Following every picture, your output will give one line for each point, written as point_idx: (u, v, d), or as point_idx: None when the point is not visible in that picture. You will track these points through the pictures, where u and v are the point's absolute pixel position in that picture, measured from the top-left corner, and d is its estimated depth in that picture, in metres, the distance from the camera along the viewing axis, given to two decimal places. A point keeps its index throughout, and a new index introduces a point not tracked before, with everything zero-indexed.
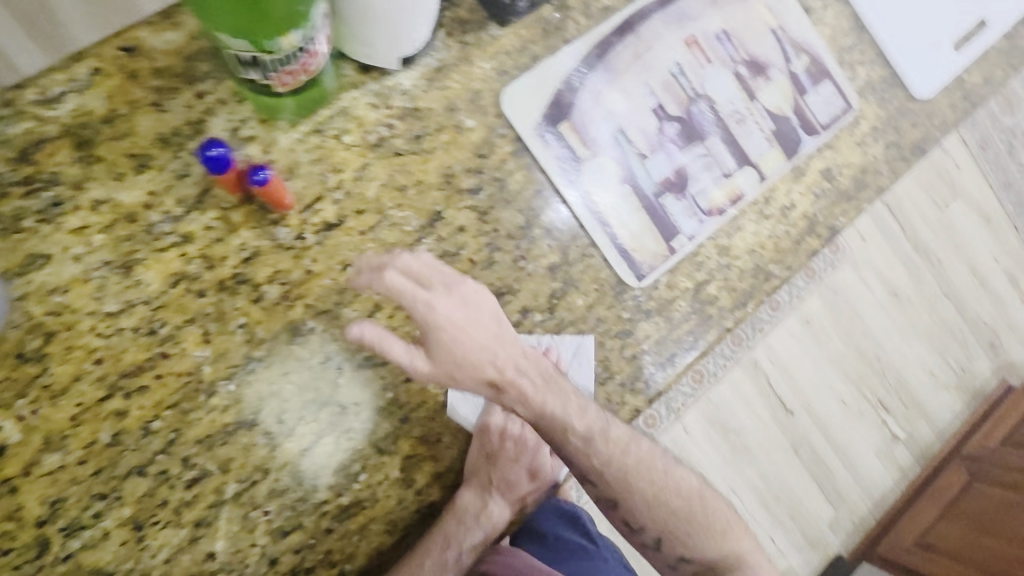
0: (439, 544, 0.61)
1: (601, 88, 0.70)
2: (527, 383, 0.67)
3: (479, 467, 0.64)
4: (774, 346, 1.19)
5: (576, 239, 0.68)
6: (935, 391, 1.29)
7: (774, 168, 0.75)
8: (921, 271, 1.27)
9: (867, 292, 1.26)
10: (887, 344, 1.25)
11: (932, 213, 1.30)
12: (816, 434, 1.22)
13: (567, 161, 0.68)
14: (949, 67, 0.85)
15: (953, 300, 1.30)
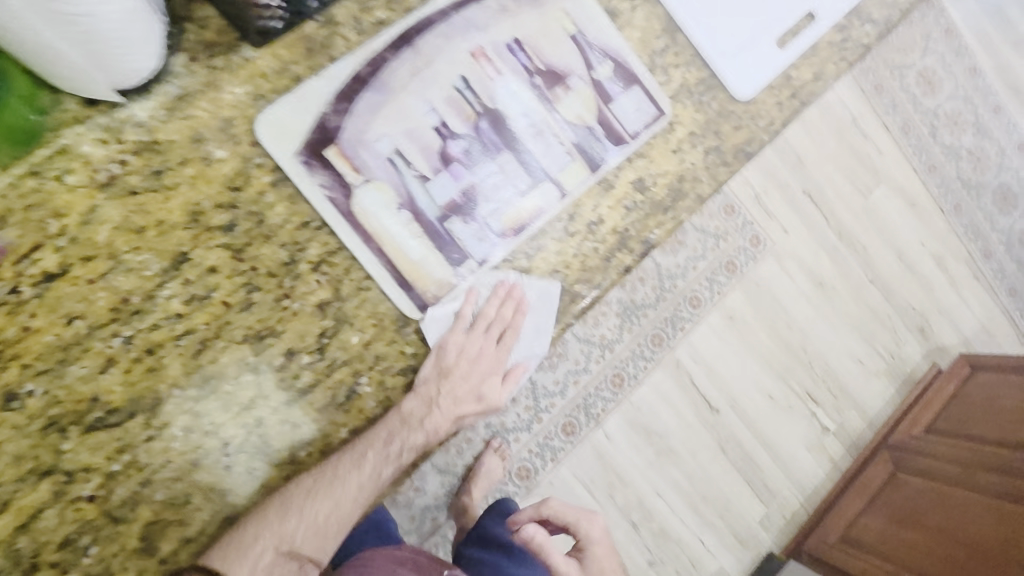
0: (381, 438, 0.62)
1: (375, 108, 0.65)
2: (494, 294, 0.68)
3: (435, 375, 0.66)
4: (697, 344, 1.37)
5: (349, 272, 0.64)
6: (843, 373, 1.49)
7: (576, 183, 0.72)
8: (843, 263, 1.49)
9: (781, 288, 1.44)
10: (807, 335, 1.46)
11: (853, 203, 1.49)
12: (739, 428, 1.42)
13: (335, 189, 0.64)
14: (773, 65, 0.82)
15: (874, 292, 1.52)
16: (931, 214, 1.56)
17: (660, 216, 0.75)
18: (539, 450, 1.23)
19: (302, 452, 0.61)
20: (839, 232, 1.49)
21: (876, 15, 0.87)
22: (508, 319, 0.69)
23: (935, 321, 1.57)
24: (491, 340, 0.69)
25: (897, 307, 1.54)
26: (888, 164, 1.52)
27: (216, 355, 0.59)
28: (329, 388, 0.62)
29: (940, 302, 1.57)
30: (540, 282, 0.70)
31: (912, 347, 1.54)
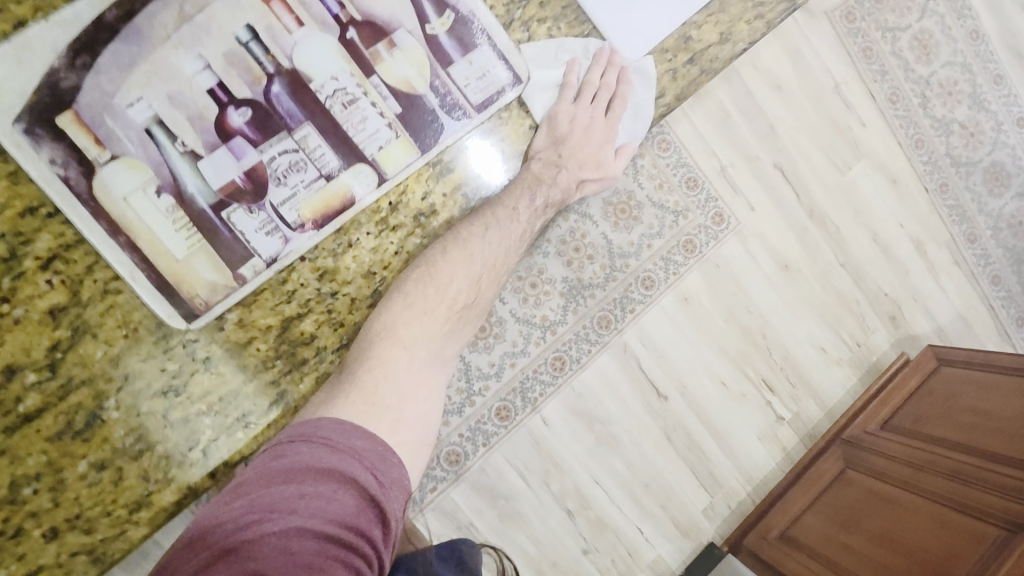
0: (521, 196, 0.63)
1: (126, 64, 0.52)
2: (599, 60, 0.66)
3: (549, 142, 0.65)
4: (648, 327, 1.13)
5: (92, 271, 0.52)
6: (805, 363, 1.21)
7: (399, 165, 0.59)
8: (813, 247, 1.21)
9: (745, 272, 1.17)
10: (769, 320, 1.19)
11: (826, 178, 1.21)
12: (691, 418, 1.16)
13: (72, 168, 0.51)
14: (667, 22, 0.66)
15: (844, 278, 1.23)
16: (914, 195, 1.26)
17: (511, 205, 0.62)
18: (471, 434, 1.05)
19: (26, 490, 0.50)
20: (811, 210, 1.21)
21: None
22: (615, 88, 0.67)
23: (907, 309, 1.26)
24: (601, 106, 0.67)
25: (868, 292, 1.24)
26: (873, 137, 1.23)
27: None
28: (61, 414, 0.51)
29: (915, 287, 1.27)
30: (642, 58, 0.67)
31: (881, 337, 1.25)
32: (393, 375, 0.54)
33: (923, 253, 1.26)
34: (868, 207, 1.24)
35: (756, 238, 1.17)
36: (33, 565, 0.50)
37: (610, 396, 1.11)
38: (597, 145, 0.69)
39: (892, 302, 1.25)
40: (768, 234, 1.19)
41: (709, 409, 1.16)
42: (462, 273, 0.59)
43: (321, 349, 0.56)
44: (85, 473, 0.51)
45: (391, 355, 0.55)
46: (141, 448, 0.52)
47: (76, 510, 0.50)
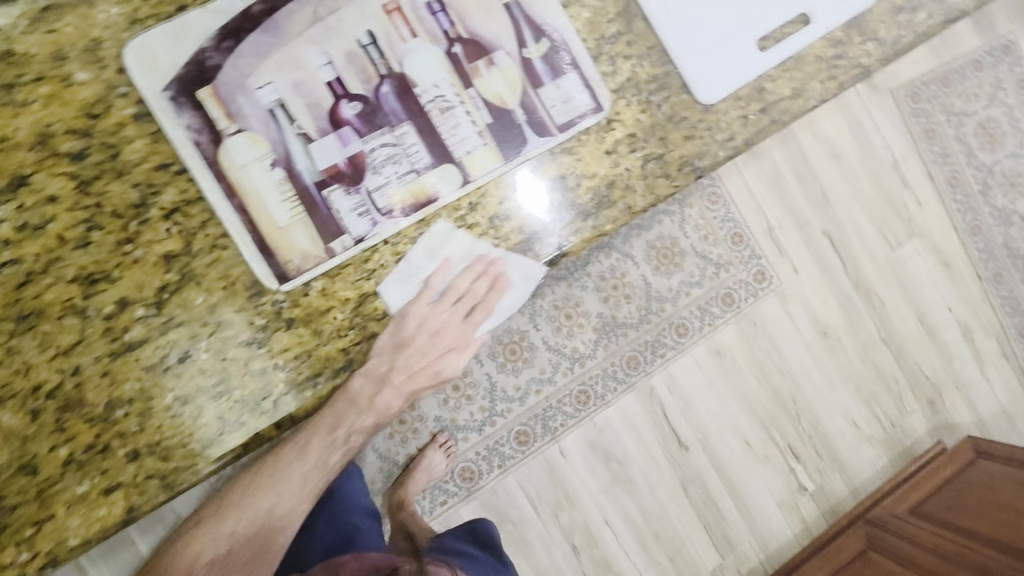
0: (326, 425, 0.62)
1: (262, 51, 0.59)
2: (470, 268, 0.64)
3: (386, 368, 0.61)
4: (677, 374, 1.31)
5: (206, 227, 0.58)
6: (833, 432, 1.39)
7: (483, 170, 0.64)
8: (857, 319, 1.40)
9: (781, 332, 1.36)
10: (800, 387, 1.37)
11: (878, 252, 1.40)
12: (709, 471, 1.33)
13: (202, 134, 0.58)
14: (746, 70, 0.72)
15: (884, 354, 1.41)
16: (966, 280, 1.44)
17: (576, 222, 0.67)
18: (488, 453, 1.23)
19: (118, 412, 0.55)
20: (857, 282, 1.40)
21: (882, 33, 0.77)
22: (482, 288, 0.64)
23: (948, 395, 1.43)
24: (460, 310, 0.64)
25: (908, 372, 1.42)
26: (926, 220, 1.41)
27: (40, 291, 0.55)
28: (159, 347, 0.57)
29: (960, 377, 1.43)
30: (530, 263, 0.65)
31: (918, 419, 1.42)
32: (280, 528, 0.67)
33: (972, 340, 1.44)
34: (917, 287, 1.42)
35: (796, 300, 1.36)
36: (112, 482, 0.55)
37: (629, 435, 1.29)
38: (440, 356, 0.65)
39: (930, 385, 1.42)
40: (810, 300, 1.38)
41: (732, 466, 1.33)
42: (287, 485, 0.66)
43: (391, 326, 0.62)
44: (170, 405, 0.56)
45: (237, 507, 0.66)
46: (219, 389, 0.58)
47: (157, 437, 0.56)
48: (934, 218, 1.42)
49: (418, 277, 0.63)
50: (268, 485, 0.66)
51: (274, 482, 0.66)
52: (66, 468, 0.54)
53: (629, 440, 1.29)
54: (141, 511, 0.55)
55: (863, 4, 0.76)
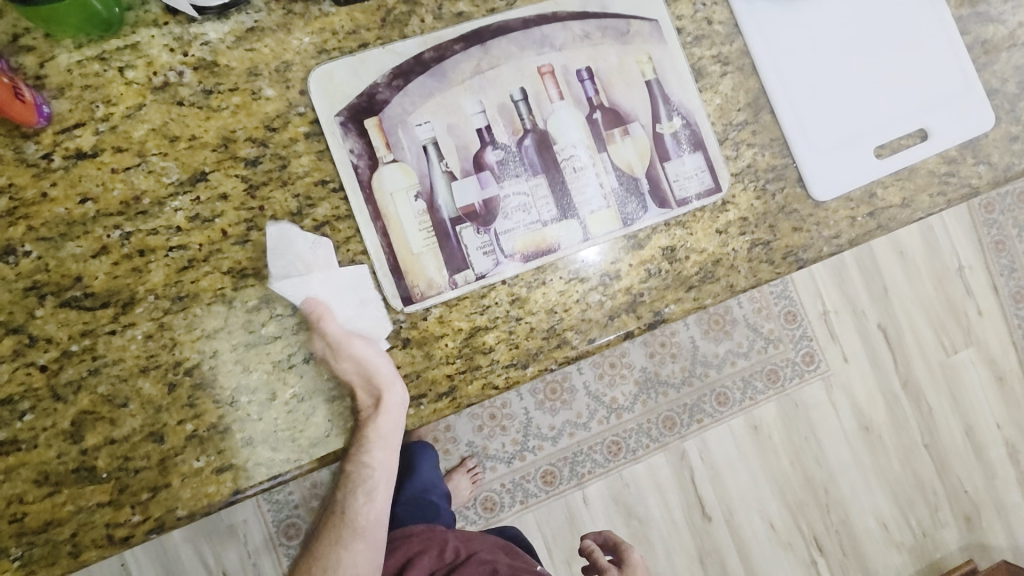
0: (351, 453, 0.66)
1: (426, 93, 0.65)
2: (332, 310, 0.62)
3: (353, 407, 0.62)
4: (710, 443, 1.47)
5: (348, 242, 0.63)
6: (862, 530, 1.56)
7: (603, 231, 0.68)
8: (901, 421, 1.60)
9: (822, 421, 1.54)
10: (833, 478, 1.55)
11: (932, 357, 1.62)
12: (729, 548, 1.48)
13: (361, 159, 0.63)
14: (860, 174, 0.75)
15: (924, 461, 1.61)
16: (1019, 401, 1.67)
17: (681, 291, 0.70)
18: (512, 487, 1.37)
19: (243, 398, 0.60)
20: (906, 382, 1.60)
21: (994, 158, 0.80)
22: (324, 353, 0.61)
23: (986, 516, 1.63)
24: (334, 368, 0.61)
25: (945, 482, 1.61)
26: (984, 328, 1.65)
27: (198, 277, 0.60)
28: (288, 346, 0.61)
29: (998, 497, 1.64)
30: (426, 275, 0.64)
31: (950, 533, 1.60)
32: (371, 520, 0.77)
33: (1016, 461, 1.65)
34: (965, 390, 1.64)
35: (840, 391, 1.55)
36: (225, 462, 0.59)
37: (654, 495, 1.43)
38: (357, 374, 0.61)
39: (965, 498, 1.62)
40: (857, 394, 1.57)
41: (753, 543, 1.49)
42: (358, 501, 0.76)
43: (494, 361, 0.65)
44: (289, 400, 0.61)
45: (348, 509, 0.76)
46: (334, 393, 0.62)
47: (272, 427, 0.60)
48: (993, 328, 1.65)
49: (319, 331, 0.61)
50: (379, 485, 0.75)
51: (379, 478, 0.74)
52: (188, 442, 0.58)
53: (654, 501, 1.44)
54: (244, 494, 0.59)
55: (981, 129, 0.79)
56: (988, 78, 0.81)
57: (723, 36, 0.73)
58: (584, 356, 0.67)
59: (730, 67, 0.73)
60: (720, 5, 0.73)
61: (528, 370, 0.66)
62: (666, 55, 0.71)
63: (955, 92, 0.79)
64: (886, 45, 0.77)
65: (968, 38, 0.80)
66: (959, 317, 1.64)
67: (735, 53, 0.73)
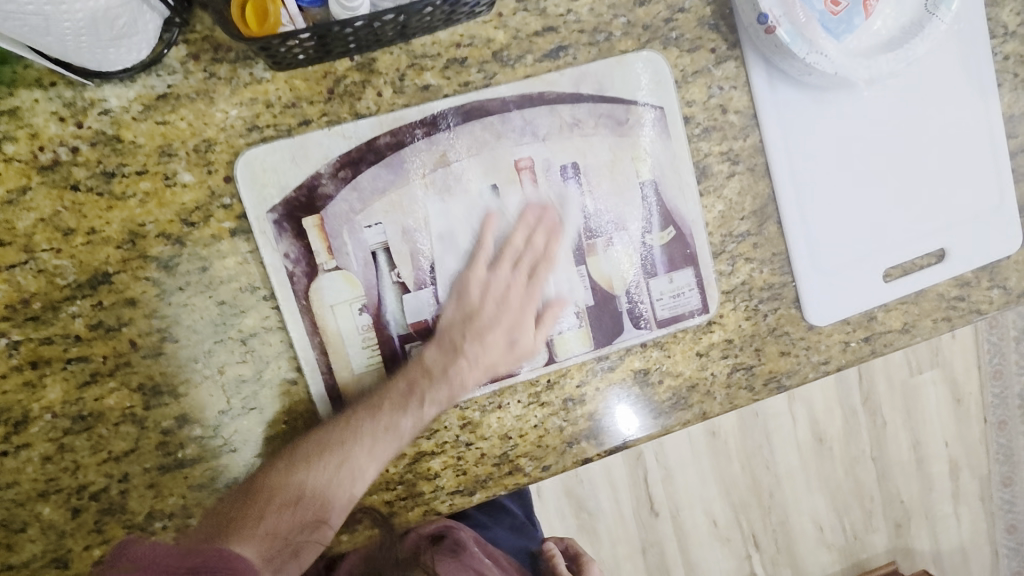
0: (317, 447, 0.54)
1: (379, 188, 0.55)
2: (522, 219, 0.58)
3: (458, 318, 0.57)
4: (666, 446, 1.37)
5: (280, 358, 0.56)
6: (798, 531, 1.45)
7: (571, 352, 0.61)
8: (854, 432, 1.45)
9: (778, 428, 1.42)
10: (780, 483, 1.43)
11: (894, 374, 1.45)
12: (671, 540, 1.38)
13: (297, 265, 0.54)
14: (864, 299, 0.67)
15: (870, 470, 1.47)
16: (970, 419, 1.50)
17: (648, 418, 0.64)
18: None
19: (157, 524, 0.55)
20: (866, 396, 1.45)
21: (1012, 282, 0.72)
22: (537, 248, 0.58)
23: (915, 522, 1.50)
24: (521, 279, 0.58)
25: (884, 491, 1.48)
26: (953, 352, 1.47)
27: (103, 394, 0.53)
28: (209, 469, 0.55)
29: (930, 506, 1.50)
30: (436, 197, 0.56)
31: (879, 537, 1.48)
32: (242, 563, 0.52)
33: (953, 475, 1.50)
34: (925, 415, 1.48)
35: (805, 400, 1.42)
36: None
37: (606, 489, 1.35)
38: (510, 326, 0.57)
39: (901, 507, 1.49)
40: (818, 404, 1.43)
41: (693, 541, 1.39)
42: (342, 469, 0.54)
43: (438, 487, 0.60)
44: None
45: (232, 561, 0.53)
46: None
47: None
48: (961, 350, 1.47)
49: (305, 168, 0.53)
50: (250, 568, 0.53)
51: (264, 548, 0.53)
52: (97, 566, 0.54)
53: (604, 495, 1.35)
54: None
55: (1004, 251, 0.70)
56: None
57: (737, 129, 0.62)
58: (537, 481, 0.63)
59: (741, 167, 0.63)
60: (739, 90, 0.62)
61: (474, 497, 0.61)
62: (666, 150, 0.61)
63: (986, 208, 0.69)
64: (927, 147, 0.66)
65: (1014, 141, 0.70)
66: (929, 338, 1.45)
67: (748, 149, 0.63)
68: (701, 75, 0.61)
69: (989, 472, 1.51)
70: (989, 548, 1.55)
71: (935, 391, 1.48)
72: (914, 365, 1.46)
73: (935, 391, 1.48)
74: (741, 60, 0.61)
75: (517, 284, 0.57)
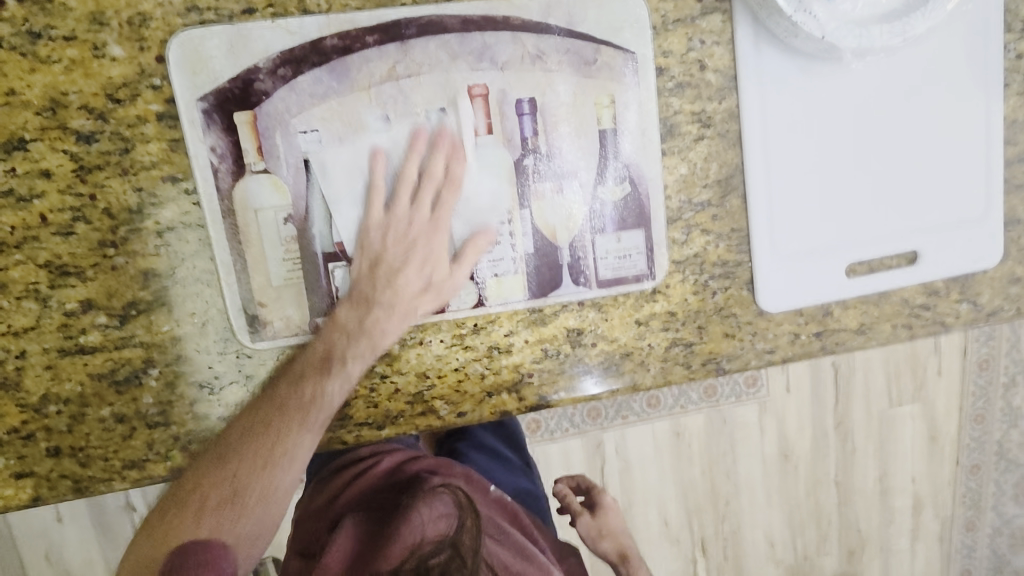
0: (290, 408, 0.56)
1: (319, 92, 0.52)
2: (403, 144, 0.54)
3: (368, 271, 0.56)
4: (629, 439, 1.30)
5: (196, 256, 0.54)
6: (749, 545, 1.39)
7: (504, 298, 0.59)
8: (822, 455, 1.39)
9: (745, 439, 1.35)
10: (739, 493, 1.36)
11: (874, 404, 1.39)
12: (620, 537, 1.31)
13: (223, 161, 0.52)
14: (819, 291, 0.64)
15: (830, 494, 1.41)
16: (943, 460, 1.46)
17: (574, 380, 0.62)
18: None
19: (51, 407, 0.54)
20: (840, 419, 1.39)
21: (983, 299, 0.68)
22: (439, 177, 0.55)
23: (870, 552, 1.47)
24: (424, 210, 0.56)
25: (843, 518, 1.43)
26: (938, 390, 1.42)
27: (6, 265, 0.52)
28: (110, 361, 0.54)
29: (887, 540, 1.47)
30: (364, 105, 0.53)
31: (830, 563, 1.45)
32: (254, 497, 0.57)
33: (917, 514, 1.46)
34: (902, 449, 1.43)
35: (780, 414, 1.35)
36: (26, 468, 0.55)
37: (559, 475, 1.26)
38: (426, 263, 0.56)
39: (857, 536, 1.45)
40: (790, 418, 1.36)
41: (642, 542, 1.33)
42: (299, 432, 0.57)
43: (346, 416, 0.59)
44: (105, 418, 0.55)
45: (239, 460, 0.56)
46: (158, 420, 0.56)
47: (82, 443, 0.55)
48: (947, 390, 1.43)
49: (242, 59, 0.51)
50: (257, 465, 0.56)
51: (268, 458, 0.56)
52: None
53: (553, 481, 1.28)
54: (45, 502, 0.56)
55: (979, 265, 0.67)
56: (1015, 203, 0.67)
57: (713, 89, 0.59)
58: (450, 427, 0.61)
59: (710, 132, 0.60)
60: (721, 48, 0.58)
61: (382, 432, 0.60)
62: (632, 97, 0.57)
63: (970, 216, 0.65)
64: (914, 138, 0.62)
65: (1011, 149, 0.66)
66: (916, 369, 1.40)
67: (721, 114, 0.59)
68: (683, 25, 0.57)
69: (951, 516, 1.49)
70: None
71: (914, 426, 1.43)
72: (897, 396, 1.41)
73: (914, 427, 1.43)
74: (727, 15, 0.58)
75: (422, 220, 0.56)
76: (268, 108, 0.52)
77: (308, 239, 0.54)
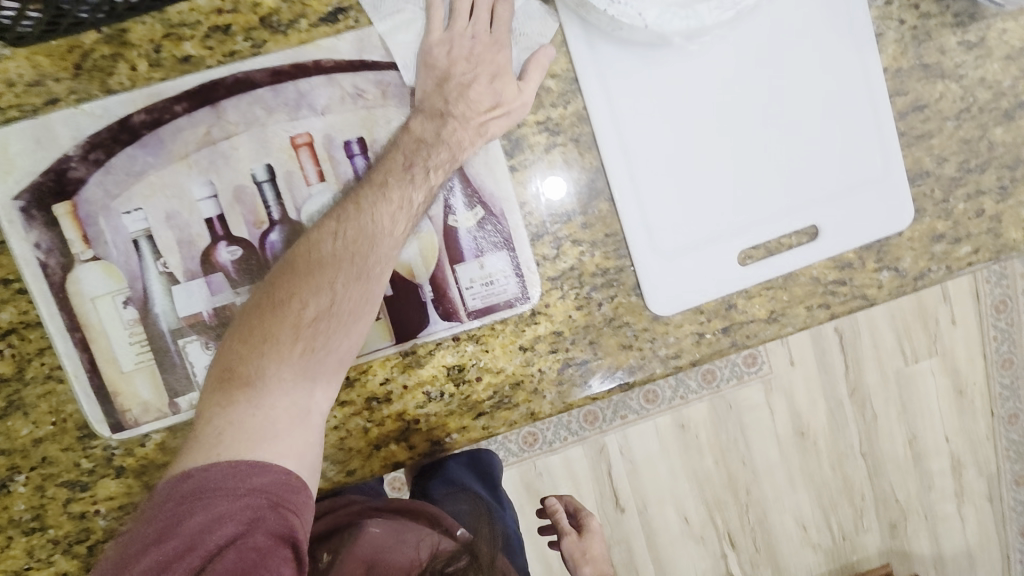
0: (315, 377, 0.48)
1: (136, 170, 0.52)
2: (233, 209, 0.53)
3: (433, 88, 0.53)
4: (633, 438, 1.24)
5: (43, 353, 0.53)
6: (779, 532, 1.32)
7: (369, 346, 0.57)
8: (841, 427, 1.31)
9: (755, 422, 1.28)
10: (759, 480, 1.30)
11: (887, 364, 1.31)
12: (639, 538, 1.27)
13: (51, 256, 0.51)
14: (712, 283, 0.59)
15: (859, 467, 1.33)
16: (976, 414, 1.35)
17: (467, 419, 0.58)
18: None
19: None
20: (854, 388, 1.30)
21: (906, 263, 0.61)
22: None
23: (913, 524, 1.36)
24: (481, 24, 0.53)
25: (877, 492, 1.34)
26: (955, 341, 1.31)
27: None
28: None
29: (931, 507, 1.36)
30: (183, 174, 0.52)
31: (872, 538, 1.35)
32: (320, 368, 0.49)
33: (957, 475, 1.35)
34: (925, 410, 1.33)
35: (785, 393, 1.28)
36: None
37: (568, 486, 1.23)
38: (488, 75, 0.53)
39: (897, 509, 1.35)
40: (799, 395, 1.29)
41: (663, 540, 1.27)
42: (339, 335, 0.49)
43: None
44: None
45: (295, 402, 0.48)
46: (34, 525, 0.54)
47: None
48: (966, 336, 1.31)
49: (52, 151, 0.51)
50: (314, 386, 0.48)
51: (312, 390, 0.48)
52: None
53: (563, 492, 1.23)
54: None
55: (891, 228, 0.61)
56: (920, 155, 0.61)
57: (555, 95, 0.56)
58: (343, 487, 0.58)
59: (561, 138, 0.57)
60: (553, 51, 0.55)
61: None
62: (485, 66, 0.53)
63: (867, 178, 0.60)
64: (790, 106, 0.58)
65: (903, 99, 0.60)
66: (925, 322, 1.30)
67: (568, 118, 0.56)
68: None
69: (998, 472, 1.37)
70: (1000, 553, 1.40)
71: (937, 385, 1.32)
72: (910, 353, 1.31)
73: (936, 385, 1.32)
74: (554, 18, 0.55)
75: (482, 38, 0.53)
76: (87, 195, 0.51)
77: (152, 317, 0.53)
